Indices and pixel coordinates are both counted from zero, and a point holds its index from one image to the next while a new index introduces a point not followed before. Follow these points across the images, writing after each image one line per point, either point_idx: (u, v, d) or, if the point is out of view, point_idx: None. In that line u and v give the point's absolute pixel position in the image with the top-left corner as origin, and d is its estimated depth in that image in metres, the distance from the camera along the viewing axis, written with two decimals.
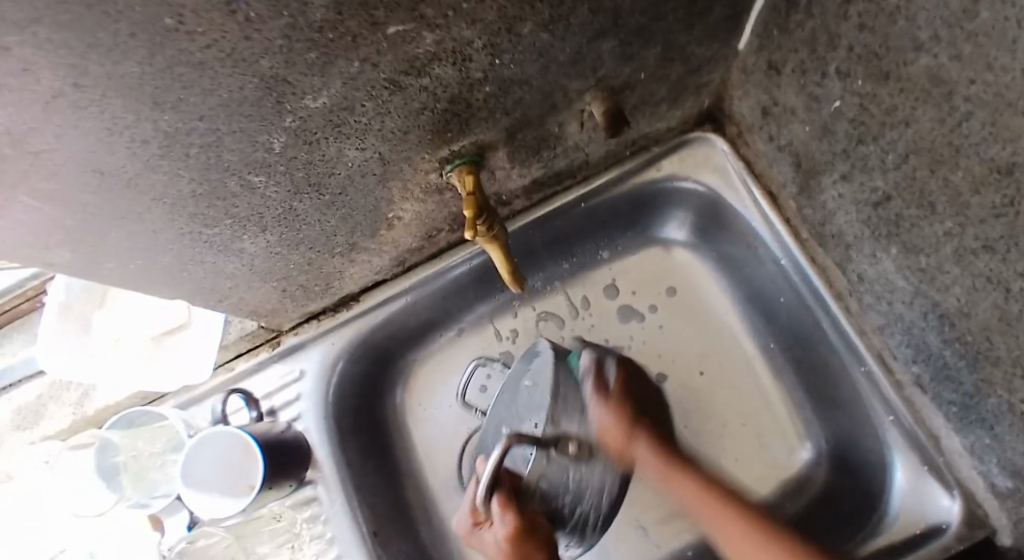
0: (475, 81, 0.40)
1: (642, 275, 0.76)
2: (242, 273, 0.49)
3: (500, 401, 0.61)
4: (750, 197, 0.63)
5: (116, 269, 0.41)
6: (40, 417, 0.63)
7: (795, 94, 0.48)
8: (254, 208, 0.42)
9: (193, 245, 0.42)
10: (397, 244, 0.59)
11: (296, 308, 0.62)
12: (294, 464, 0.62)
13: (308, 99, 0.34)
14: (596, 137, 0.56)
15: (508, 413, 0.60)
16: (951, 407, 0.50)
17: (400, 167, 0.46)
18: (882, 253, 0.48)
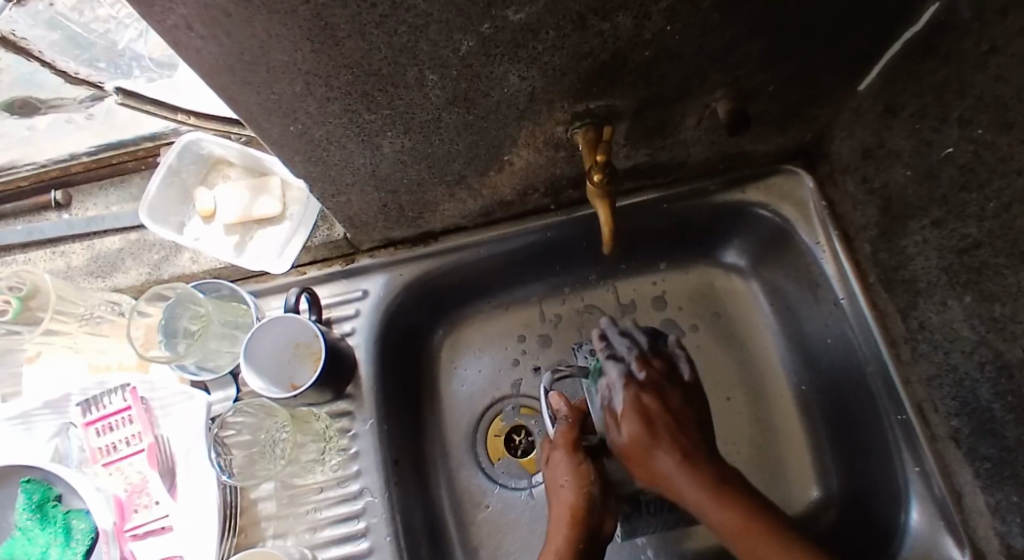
0: (642, 41, 0.43)
1: (693, 293, 0.79)
2: (364, 171, 0.53)
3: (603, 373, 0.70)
4: (824, 237, 0.66)
5: (277, 129, 0.44)
6: (115, 269, 0.66)
7: (905, 138, 0.53)
8: (411, 106, 0.45)
9: (345, 126, 0.46)
10: (497, 191, 0.62)
11: (383, 228, 0.65)
12: (341, 374, 0.64)
13: (510, 11, 0.37)
14: (704, 139, 0.60)
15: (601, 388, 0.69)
16: (984, 463, 0.52)
17: (540, 108, 0.49)
18: (954, 301, 0.51)
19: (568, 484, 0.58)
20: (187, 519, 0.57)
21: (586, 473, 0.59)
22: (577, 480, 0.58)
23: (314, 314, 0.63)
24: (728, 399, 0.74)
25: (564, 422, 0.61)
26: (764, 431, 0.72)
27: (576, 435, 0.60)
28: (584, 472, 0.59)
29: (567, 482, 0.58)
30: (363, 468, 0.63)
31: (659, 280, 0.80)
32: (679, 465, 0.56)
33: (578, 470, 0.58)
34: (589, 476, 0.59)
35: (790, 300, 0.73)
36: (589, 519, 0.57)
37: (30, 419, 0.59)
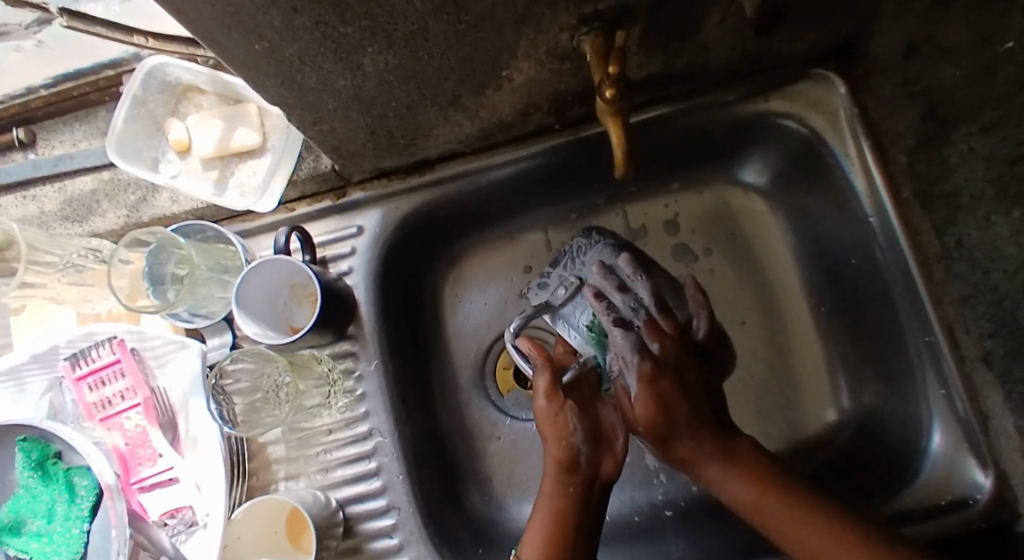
0: None
1: (706, 215, 0.75)
2: (346, 94, 0.47)
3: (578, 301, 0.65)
4: (855, 148, 0.61)
5: (240, 48, 0.38)
6: (92, 212, 0.62)
7: (960, 31, 0.46)
8: (391, 14, 0.39)
9: (318, 41, 0.40)
10: (495, 111, 0.56)
11: (373, 158, 0.60)
12: (340, 315, 0.61)
13: None
14: (726, 42, 0.54)
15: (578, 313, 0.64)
16: (1017, 388, 0.49)
17: (541, 12, 0.43)
18: (1000, 216, 0.47)
19: (551, 434, 0.53)
20: (192, 467, 0.56)
21: (568, 419, 0.54)
22: (557, 433, 0.53)
23: (308, 255, 0.60)
24: (743, 324, 0.72)
25: (543, 366, 0.56)
26: (781, 355, 0.70)
27: (556, 379, 0.56)
28: (565, 420, 0.54)
29: (550, 436, 0.54)
30: (370, 408, 0.62)
31: (671, 202, 0.75)
32: (715, 465, 0.51)
33: (556, 419, 0.54)
34: (574, 425, 0.53)
35: (813, 218, 0.69)
36: (580, 470, 0.52)
37: (21, 378, 0.58)
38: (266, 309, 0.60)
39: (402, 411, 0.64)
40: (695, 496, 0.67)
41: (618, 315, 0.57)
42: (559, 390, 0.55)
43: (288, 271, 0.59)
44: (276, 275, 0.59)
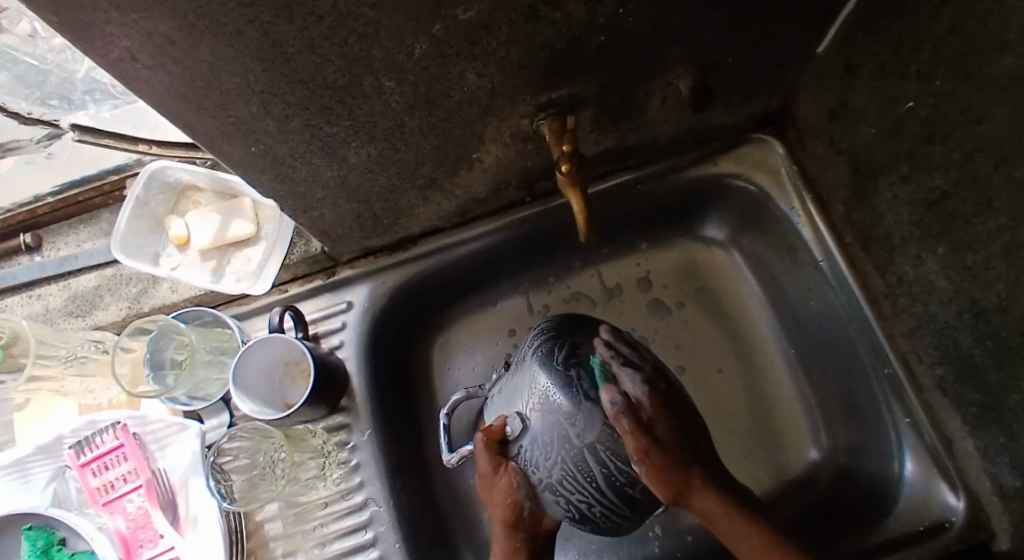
0: (595, 27, 0.43)
1: (675, 270, 0.80)
2: (333, 184, 0.52)
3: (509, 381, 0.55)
4: (798, 201, 0.67)
5: (239, 151, 0.44)
6: (95, 307, 0.65)
7: (868, 97, 0.53)
8: (371, 114, 0.45)
9: (308, 141, 0.45)
10: (469, 190, 0.62)
11: (359, 238, 0.64)
12: (333, 388, 0.64)
13: (458, 10, 0.37)
14: (670, 117, 0.60)
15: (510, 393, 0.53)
16: (970, 409, 0.54)
17: (502, 103, 0.49)
18: (928, 253, 0.52)
19: (489, 494, 0.52)
20: (192, 552, 0.57)
21: (508, 484, 0.50)
22: (496, 495, 0.51)
23: (301, 332, 0.64)
24: (719, 370, 0.75)
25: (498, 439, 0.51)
26: (760, 398, 0.73)
27: (495, 454, 0.51)
28: (506, 482, 0.51)
29: (495, 497, 0.51)
30: (366, 479, 0.64)
31: (642, 261, 0.80)
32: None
33: (494, 484, 0.51)
34: (514, 485, 0.50)
35: (773, 266, 0.74)
36: (527, 532, 0.52)
37: (27, 469, 0.59)
38: (258, 390, 0.62)
39: (398, 479, 0.65)
40: (692, 544, 0.68)
41: (537, 414, 0.50)
42: (500, 461, 0.51)
43: (281, 349, 0.62)
44: (269, 354, 0.62)
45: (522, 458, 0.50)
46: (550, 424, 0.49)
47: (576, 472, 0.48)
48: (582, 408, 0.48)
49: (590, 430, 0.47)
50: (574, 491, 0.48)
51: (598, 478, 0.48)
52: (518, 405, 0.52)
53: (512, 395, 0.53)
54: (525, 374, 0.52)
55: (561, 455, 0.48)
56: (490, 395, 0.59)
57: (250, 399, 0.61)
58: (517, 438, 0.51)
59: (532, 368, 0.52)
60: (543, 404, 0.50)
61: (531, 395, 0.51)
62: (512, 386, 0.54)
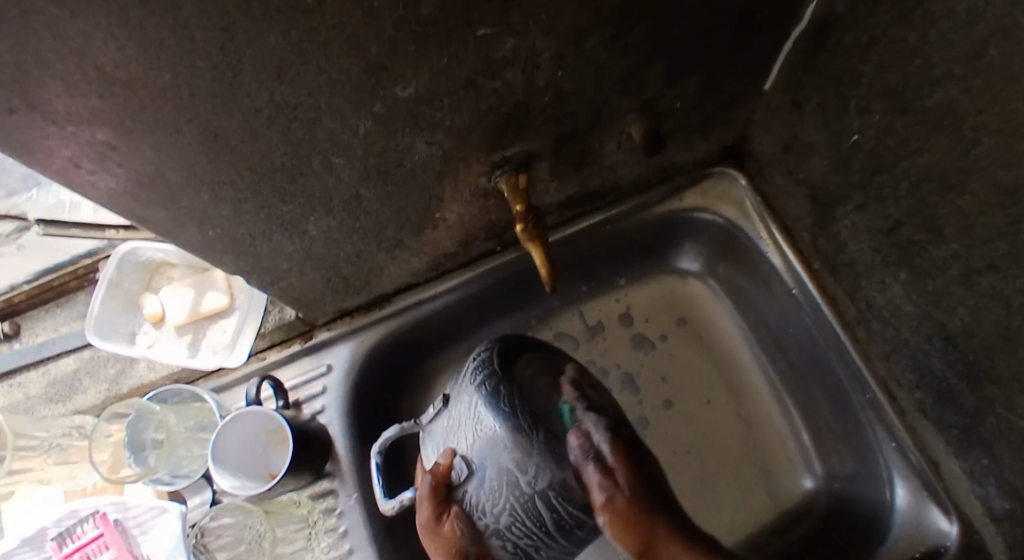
0: (537, 90, 0.44)
1: (654, 303, 0.80)
2: (298, 255, 0.53)
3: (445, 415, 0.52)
4: (766, 230, 0.68)
5: (197, 235, 0.44)
6: (74, 391, 0.66)
7: (816, 129, 0.54)
8: (326, 189, 0.46)
9: (265, 220, 0.46)
10: (437, 246, 0.63)
11: (334, 302, 0.65)
12: (316, 455, 0.63)
13: (398, 88, 0.39)
14: (629, 161, 0.61)
15: (449, 427, 0.50)
16: (953, 431, 0.53)
17: (457, 166, 0.50)
18: (892, 278, 0.52)
19: (434, 546, 0.49)
20: None
21: (453, 532, 0.48)
22: (442, 546, 0.49)
23: (281, 400, 0.64)
24: (708, 402, 0.74)
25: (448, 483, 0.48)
26: (751, 427, 0.72)
27: (437, 498, 0.48)
28: (449, 531, 0.48)
29: (438, 546, 0.49)
30: (355, 545, 0.62)
31: (622, 297, 0.80)
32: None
33: (439, 534, 0.48)
34: (458, 534, 0.48)
35: (750, 293, 0.74)
36: None
37: None
38: (238, 463, 0.60)
39: (387, 543, 0.64)
40: None
41: (480, 454, 0.47)
42: (444, 507, 0.48)
43: (259, 419, 0.61)
44: (246, 426, 0.60)
45: (468, 502, 0.48)
46: (497, 469, 0.46)
47: (523, 515, 0.46)
48: (520, 445, 0.45)
49: (540, 478, 0.45)
50: (523, 536, 0.47)
51: (549, 522, 0.46)
52: (463, 443, 0.48)
53: (456, 430, 0.49)
54: (464, 408, 0.49)
55: (511, 501, 0.46)
56: (429, 421, 0.54)
57: (230, 473, 0.59)
58: (462, 482, 0.48)
59: (477, 403, 0.48)
60: (484, 440, 0.47)
61: (475, 434, 0.47)
62: (455, 416, 0.50)
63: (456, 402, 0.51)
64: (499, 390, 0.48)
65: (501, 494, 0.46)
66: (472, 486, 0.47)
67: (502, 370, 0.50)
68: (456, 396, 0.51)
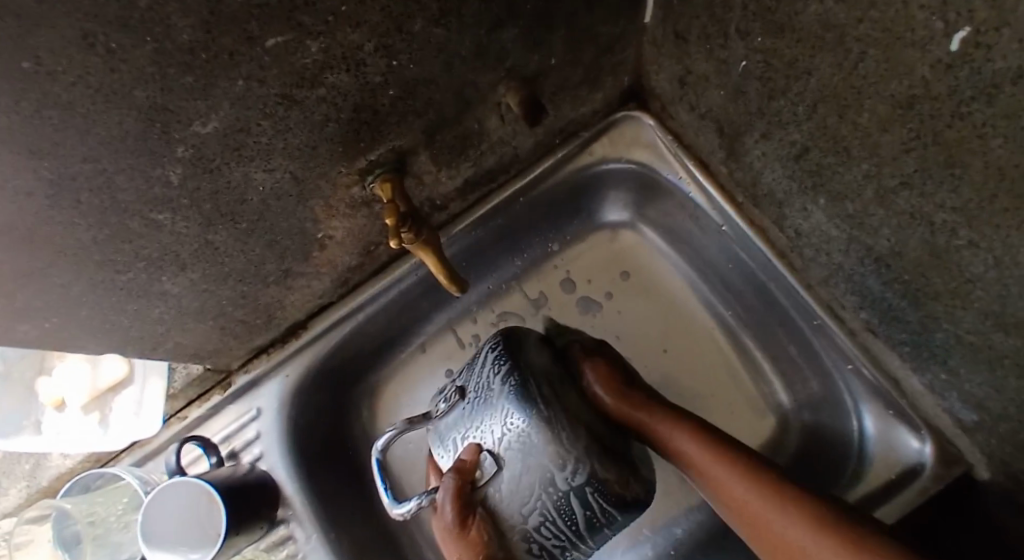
0: (376, 86, 0.39)
1: (595, 263, 0.74)
2: (170, 315, 0.47)
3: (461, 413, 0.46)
4: (684, 170, 0.63)
5: (33, 330, 0.39)
6: None
7: (704, 60, 0.49)
8: (166, 246, 0.40)
9: (107, 294, 0.40)
10: (336, 264, 0.57)
11: (241, 345, 0.60)
12: (262, 506, 0.60)
13: (196, 126, 0.33)
14: (520, 130, 0.56)
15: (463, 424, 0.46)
16: (903, 347, 0.51)
17: (317, 184, 0.44)
18: (813, 205, 0.49)
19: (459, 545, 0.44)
20: None
21: (480, 537, 0.44)
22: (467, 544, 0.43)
23: (212, 459, 0.60)
24: (665, 351, 0.71)
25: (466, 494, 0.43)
26: (709, 371, 0.69)
27: (458, 504, 0.43)
28: (475, 536, 0.44)
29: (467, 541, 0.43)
30: None
31: (559, 261, 0.75)
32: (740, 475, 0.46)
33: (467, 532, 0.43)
34: (483, 538, 0.44)
35: (687, 234, 0.70)
36: None
37: None
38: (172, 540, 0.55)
39: None
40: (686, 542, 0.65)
41: (502, 456, 0.44)
42: (466, 512, 0.43)
43: (178, 491, 0.55)
44: (168, 500, 0.55)
45: (497, 505, 0.44)
46: (530, 476, 0.43)
47: (556, 517, 0.44)
48: (569, 463, 0.43)
49: (579, 474, 0.43)
50: (551, 536, 0.45)
51: (580, 522, 0.45)
52: (490, 443, 0.44)
53: (477, 425, 0.45)
54: (486, 404, 0.45)
55: (545, 510, 0.44)
56: (439, 418, 0.49)
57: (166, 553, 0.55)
58: (488, 481, 0.44)
59: (504, 406, 0.44)
60: (516, 443, 0.43)
61: (503, 431, 0.44)
62: (478, 416, 0.45)
63: (470, 396, 0.46)
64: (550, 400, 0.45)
65: (536, 505, 0.44)
66: (499, 491, 0.44)
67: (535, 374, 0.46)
68: (466, 386, 0.48)
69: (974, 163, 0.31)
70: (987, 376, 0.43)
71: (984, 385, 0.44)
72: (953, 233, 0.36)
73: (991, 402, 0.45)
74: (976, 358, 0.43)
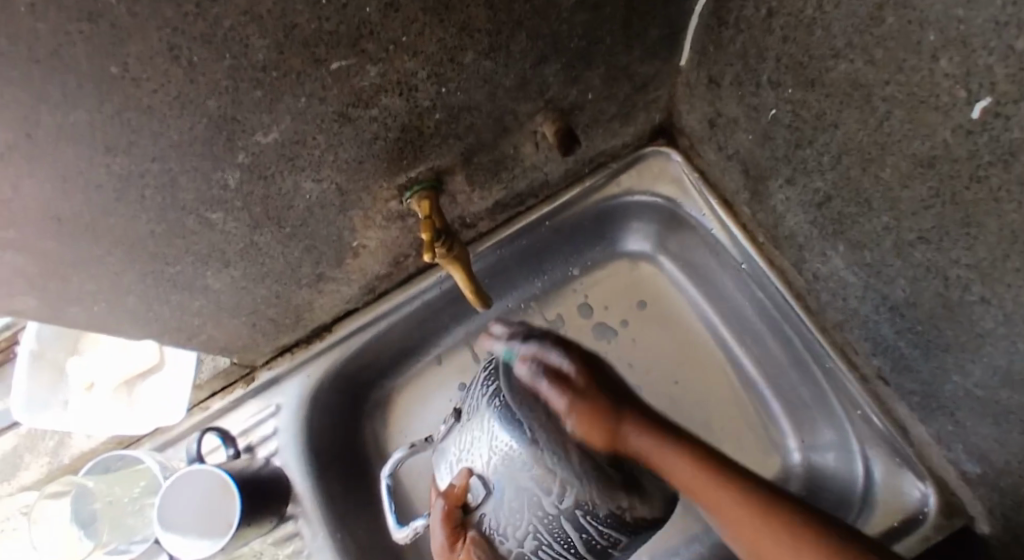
0: (424, 109, 0.41)
1: (613, 290, 0.76)
2: (208, 309, 0.50)
3: (462, 433, 0.46)
4: (708, 207, 0.65)
5: (83, 313, 0.41)
6: (19, 467, 0.65)
7: (735, 104, 0.51)
8: (215, 243, 0.42)
9: (156, 285, 0.43)
10: (366, 272, 0.60)
11: (268, 342, 0.62)
12: (272, 502, 0.61)
13: (258, 135, 0.35)
14: (552, 157, 0.58)
15: (461, 438, 0.46)
16: (912, 395, 0.52)
17: (359, 196, 0.47)
18: (832, 251, 0.50)
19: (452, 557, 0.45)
20: None
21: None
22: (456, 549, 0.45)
23: (230, 449, 0.62)
24: (675, 382, 0.72)
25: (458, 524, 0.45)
26: (720, 404, 0.70)
27: (449, 523, 0.45)
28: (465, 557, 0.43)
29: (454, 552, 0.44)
30: None
31: (579, 286, 0.76)
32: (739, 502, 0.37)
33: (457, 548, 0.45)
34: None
35: (706, 267, 0.71)
36: None
37: None
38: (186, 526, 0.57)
39: None
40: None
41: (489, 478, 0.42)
42: (459, 531, 0.45)
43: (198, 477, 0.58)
44: (188, 484, 0.57)
45: (488, 526, 0.44)
46: (522, 502, 0.41)
47: (554, 541, 0.43)
48: (557, 476, 0.39)
49: (568, 499, 0.40)
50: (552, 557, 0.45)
51: (578, 543, 0.43)
52: (479, 466, 0.43)
53: (468, 447, 0.45)
54: (478, 423, 0.44)
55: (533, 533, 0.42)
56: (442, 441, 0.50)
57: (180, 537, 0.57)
58: (479, 504, 0.44)
59: (491, 422, 0.42)
60: (504, 463, 0.41)
61: (490, 454, 0.42)
62: (470, 434, 0.45)
63: (471, 415, 0.46)
64: (531, 399, 0.41)
65: (534, 523, 0.42)
66: (497, 509, 0.43)
67: (515, 387, 0.42)
68: (471, 404, 0.47)
69: (990, 225, 0.32)
70: (994, 430, 0.43)
71: (990, 439, 0.45)
72: (966, 289, 0.38)
73: (994, 455, 0.45)
74: (983, 412, 0.43)
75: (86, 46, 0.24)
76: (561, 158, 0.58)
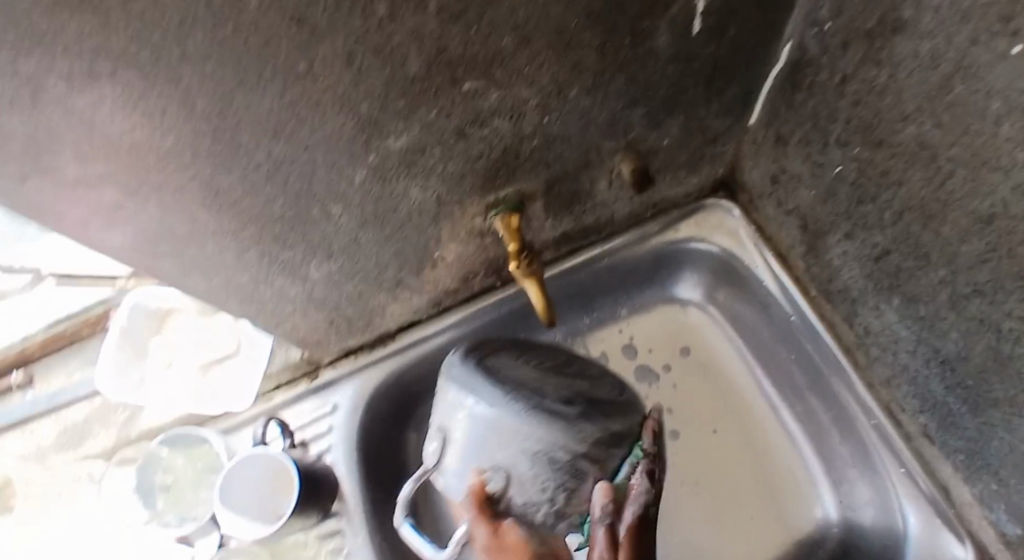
0: (525, 134, 0.46)
1: (658, 334, 0.78)
2: (301, 298, 0.54)
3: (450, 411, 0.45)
4: (763, 259, 0.68)
5: (203, 284, 0.46)
6: (87, 436, 0.67)
7: (801, 162, 0.55)
8: (326, 235, 0.47)
9: (266, 266, 0.48)
10: (437, 284, 0.64)
11: (337, 341, 0.66)
12: (321, 496, 0.63)
13: (390, 139, 0.40)
14: (622, 196, 0.63)
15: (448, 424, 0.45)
16: (957, 455, 0.53)
17: (452, 208, 0.52)
18: (886, 305, 0.52)
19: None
20: None
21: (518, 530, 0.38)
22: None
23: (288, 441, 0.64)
24: (714, 431, 0.73)
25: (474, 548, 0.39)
26: (758, 456, 0.71)
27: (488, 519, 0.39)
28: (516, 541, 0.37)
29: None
30: None
31: (625, 327, 0.79)
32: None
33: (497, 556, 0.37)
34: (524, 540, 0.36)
35: (751, 319, 0.73)
36: None
37: None
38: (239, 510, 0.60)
39: None
40: None
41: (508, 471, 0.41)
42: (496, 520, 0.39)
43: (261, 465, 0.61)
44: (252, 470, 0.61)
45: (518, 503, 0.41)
46: (537, 475, 0.41)
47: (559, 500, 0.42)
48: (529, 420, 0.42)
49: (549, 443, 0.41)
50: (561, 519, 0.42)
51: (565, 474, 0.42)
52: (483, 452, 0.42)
53: (454, 424, 0.44)
54: (449, 400, 0.46)
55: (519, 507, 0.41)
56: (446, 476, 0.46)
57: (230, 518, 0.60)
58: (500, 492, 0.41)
59: (456, 392, 0.45)
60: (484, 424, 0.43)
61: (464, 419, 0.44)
62: (455, 416, 0.44)
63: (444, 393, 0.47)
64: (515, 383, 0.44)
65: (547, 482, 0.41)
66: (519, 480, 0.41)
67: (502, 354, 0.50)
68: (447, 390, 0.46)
69: None
70: None
71: None
72: (1017, 342, 0.40)
73: None
74: None
75: (289, 43, 0.30)
76: (630, 196, 0.63)
